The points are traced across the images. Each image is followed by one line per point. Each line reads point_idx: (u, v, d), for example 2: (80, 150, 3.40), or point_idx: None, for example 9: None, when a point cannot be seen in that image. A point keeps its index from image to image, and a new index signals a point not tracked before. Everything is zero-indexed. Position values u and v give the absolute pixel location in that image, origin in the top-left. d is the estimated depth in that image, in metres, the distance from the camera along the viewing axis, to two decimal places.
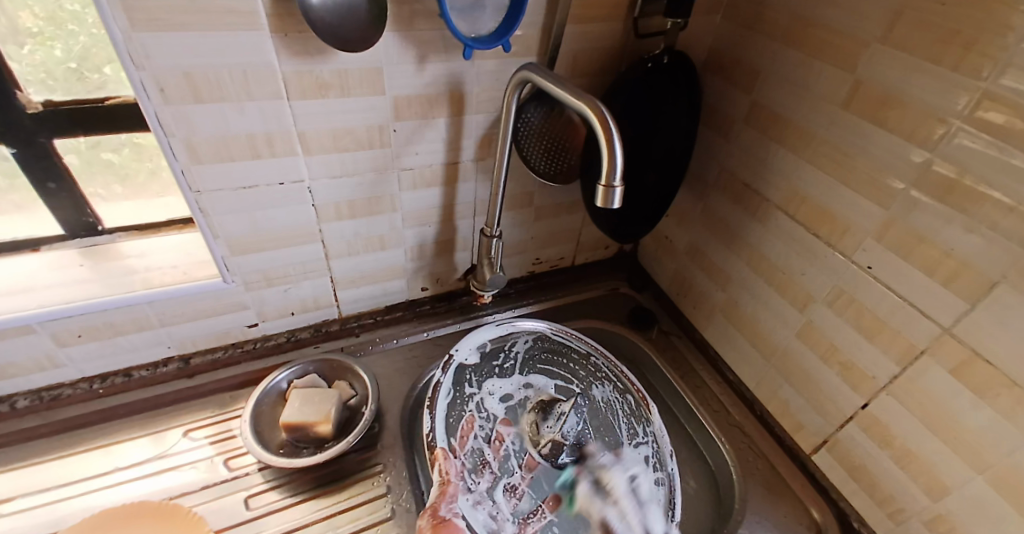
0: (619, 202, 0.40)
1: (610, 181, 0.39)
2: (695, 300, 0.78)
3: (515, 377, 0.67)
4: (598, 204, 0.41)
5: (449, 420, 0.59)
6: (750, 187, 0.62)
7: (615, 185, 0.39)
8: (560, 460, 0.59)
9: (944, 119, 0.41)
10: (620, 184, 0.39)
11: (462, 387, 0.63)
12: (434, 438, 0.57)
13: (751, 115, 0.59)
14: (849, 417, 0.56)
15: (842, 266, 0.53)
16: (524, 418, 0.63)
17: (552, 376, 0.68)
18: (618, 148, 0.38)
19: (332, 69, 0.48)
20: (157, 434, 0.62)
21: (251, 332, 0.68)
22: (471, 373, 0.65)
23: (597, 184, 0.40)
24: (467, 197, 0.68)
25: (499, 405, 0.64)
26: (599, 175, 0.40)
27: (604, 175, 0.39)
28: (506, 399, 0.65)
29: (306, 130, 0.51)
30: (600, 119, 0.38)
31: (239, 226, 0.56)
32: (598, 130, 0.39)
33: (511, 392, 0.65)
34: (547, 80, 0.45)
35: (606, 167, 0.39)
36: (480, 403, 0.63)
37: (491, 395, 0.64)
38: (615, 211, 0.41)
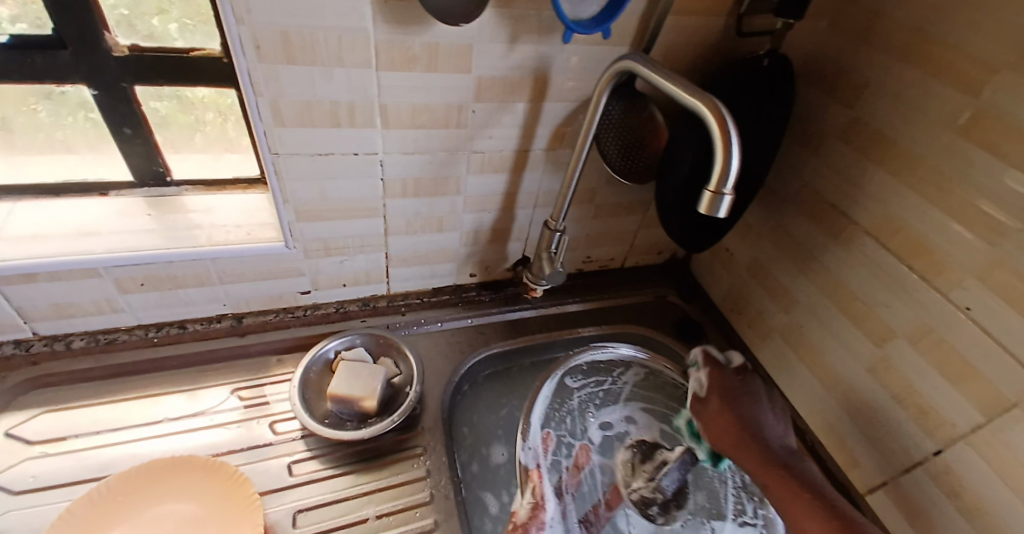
0: (726, 211, 0.36)
1: (719, 187, 0.36)
2: (751, 318, 0.75)
3: (622, 408, 0.70)
4: (700, 210, 0.38)
5: (542, 422, 0.66)
6: (836, 207, 0.58)
7: (724, 193, 0.36)
8: (650, 510, 0.61)
9: None
10: (729, 191, 0.36)
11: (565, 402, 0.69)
12: (525, 458, 0.60)
13: (848, 131, 0.55)
14: (916, 463, 0.53)
15: (934, 303, 0.49)
16: (620, 454, 0.65)
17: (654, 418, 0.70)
18: (736, 151, 0.35)
19: (423, 42, 0.46)
20: (205, 390, 0.63)
21: (302, 299, 0.69)
22: (568, 394, 0.70)
23: (704, 188, 0.37)
24: (531, 187, 0.66)
25: (596, 435, 0.67)
26: (708, 179, 0.37)
27: (714, 180, 0.36)
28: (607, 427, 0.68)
29: (388, 103, 0.50)
30: (718, 118, 0.35)
31: (309, 193, 0.55)
32: (715, 132, 0.35)
33: (613, 423, 0.69)
34: (653, 72, 0.43)
35: (719, 171, 0.35)
36: (580, 423, 0.67)
37: (590, 425, 0.67)
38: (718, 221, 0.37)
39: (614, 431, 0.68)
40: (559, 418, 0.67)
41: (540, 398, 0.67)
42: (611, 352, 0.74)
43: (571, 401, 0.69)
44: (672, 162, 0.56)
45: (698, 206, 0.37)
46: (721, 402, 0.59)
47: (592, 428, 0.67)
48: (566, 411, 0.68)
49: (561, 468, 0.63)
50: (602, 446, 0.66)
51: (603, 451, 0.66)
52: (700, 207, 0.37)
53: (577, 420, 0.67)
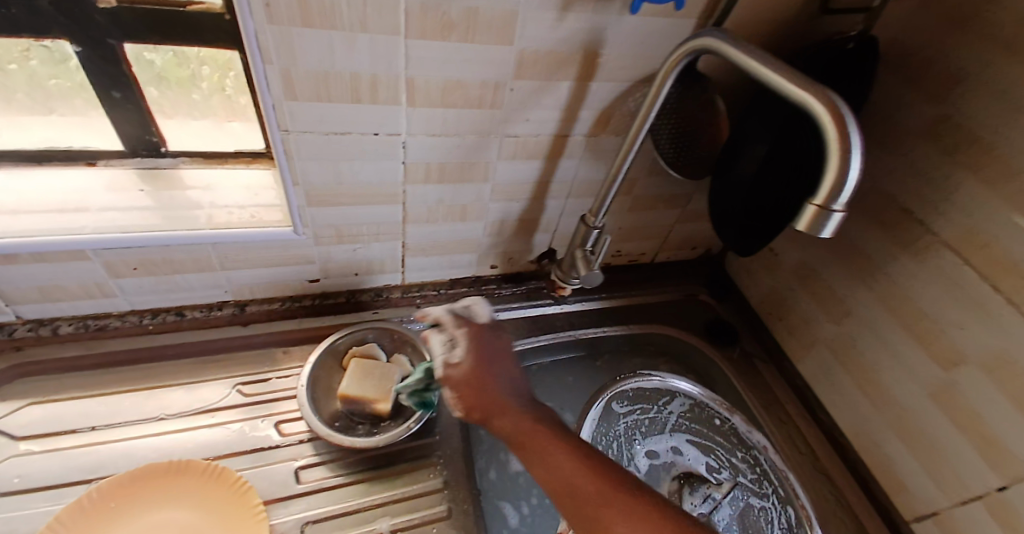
0: (834, 231, 0.30)
1: (827, 202, 0.30)
2: (792, 325, 0.70)
3: (667, 437, 0.63)
4: (798, 227, 0.31)
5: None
6: (911, 214, 0.52)
7: (833, 209, 0.30)
8: None
9: None
10: (839, 209, 0.30)
11: (610, 426, 0.62)
12: None
13: (936, 129, 0.49)
14: (974, 496, 0.49)
15: (1019, 330, 0.44)
16: (665, 484, 0.59)
17: (701, 450, 0.63)
18: (858, 162, 0.28)
19: (462, 7, 0.39)
20: (207, 384, 0.59)
21: (310, 287, 0.63)
22: (614, 421, 0.62)
23: (806, 202, 0.30)
24: (565, 175, 0.60)
25: (643, 462, 0.61)
26: (813, 192, 0.30)
27: (822, 193, 0.29)
28: (652, 455, 0.61)
29: (417, 76, 0.43)
30: (835, 117, 0.28)
31: (322, 175, 0.49)
32: (829, 134, 0.28)
33: (658, 451, 0.62)
34: (735, 50, 0.35)
35: (830, 184, 0.29)
36: (627, 448, 0.61)
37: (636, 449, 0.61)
38: (820, 240, 0.31)
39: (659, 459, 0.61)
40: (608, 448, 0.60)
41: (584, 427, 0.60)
42: (660, 381, 0.65)
43: (617, 429, 0.62)
44: (737, 158, 0.49)
45: (796, 223, 0.31)
46: (472, 359, 0.48)
47: (639, 458, 0.60)
48: (613, 437, 0.61)
49: None
50: (649, 477, 0.59)
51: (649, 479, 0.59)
52: (799, 224, 0.31)
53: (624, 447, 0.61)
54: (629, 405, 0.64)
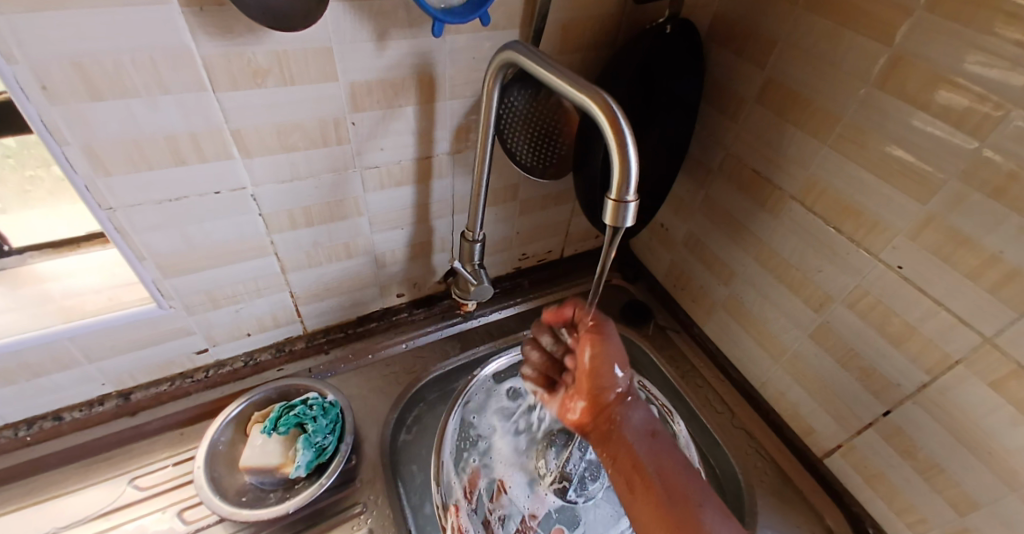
0: (633, 220, 0.33)
1: (621, 194, 0.33)
2: (694, 294, 0.73)
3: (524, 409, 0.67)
4: (607, 221, 0.34)
5: (455, 464, 0.60)
6: (761, 174, 0.56)
7: (628, 199, 0.33)
8: (568, 496, 0.60)
9: (1001, 103, 0.35)
10: (634, 199, 0.33)
11: (473, 423, 0.64)
12: (442, 494, 0.56)
13: (765, 92, 0.52)
14: (867, 425, 0.52)
15: (865, 267, 0.47)
16: (531, 454, 0.64)
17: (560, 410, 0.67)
18: (633, 158, 0.31)
19: (269, 51, 0.38)
20: (101, 484, 0.54)
21: (199, 358, 0.59)
22: (473, 418, 0.64)
23: (606, 197, 0.33)
24: (443, 194, 0.60)
25: (508, 446, 0.64)
26: (608, 187, 0.33)
27: (614, 188, 0.32)
28: (515, 434, 0.65)
29: (242, 126, 0.42)
30: (610, 120, 0.31)
31: (168, 242, 0.46)
32: (609, 135, 0.31)
33: (520, 427, 0.66)
34: (533, 61, 0.37)
35: (617, 179, 0.32)
36: (490, 438, 0.64)
37: (497, 434, 0.65)
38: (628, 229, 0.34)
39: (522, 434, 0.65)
40: (471, 449, 0.62)
41: (449, 430, 0.61)
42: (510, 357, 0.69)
43: (477, 425, 0.64)
44: (584, 160, 0.52)
45: (603, 218, 0.34)
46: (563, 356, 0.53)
47: (504, 444, 0.64)
48: (477, 435, 0.64)
49: (484, 500, 0.59)
50: (517, 455, 0.63)
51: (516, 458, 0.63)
52: (606, 218, 0.34)
53: (484, 439, 0.64)
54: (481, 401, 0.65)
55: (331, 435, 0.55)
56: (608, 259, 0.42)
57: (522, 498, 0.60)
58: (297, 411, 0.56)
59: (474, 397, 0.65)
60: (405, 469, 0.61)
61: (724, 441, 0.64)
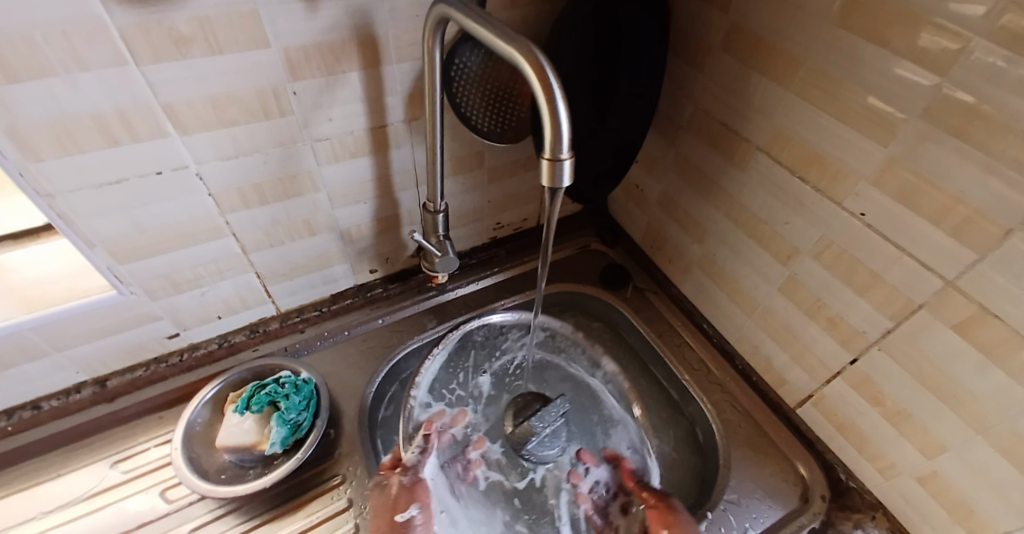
0: (570, 178, 0.33)
1: (556, 152, 0.32)
2: (670, 254, 0.73)
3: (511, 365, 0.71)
4: (545, 181, 0.33)
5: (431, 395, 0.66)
6: (727, 127, 0.54)
7: (563, 157, 0.32)
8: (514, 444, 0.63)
9: (960, 34, 0.33)
10: (569, 156, 0.32)
11: (459, 365, 0.69)
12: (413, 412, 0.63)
13: (728, 40, 0.50)
14: (836, 374, 0.52)
15: (830, 216, 0.46)
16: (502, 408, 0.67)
17: (541, 372, 0.71)
18: (563, 115, 0.30)
19: (188, 18, 0.36)
20: (83, 469, 0.55)
21: (172, 343, 0.60)
22: (461, 361, 0.70)
23: (541, 157, 0.33)
24: (403, 165, 0.58)
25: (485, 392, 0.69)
26: (543, 146, 0.32)
27: (548, 147, 0.31)
28: (496, 385, 0.69)
29: (173, 102, 0.40)
30: (538, 75, 0.29)
31: (117, 228, 0.45)
32: (538, 91, 0.30)
33: (502, 379, 0.70)
34: (466, 16, 0.35)
35: (549, 137, 0.31)
36: (472, 381, 0.69)
37: (478, 381, 0.69)
38: (566, 188, 0.34)
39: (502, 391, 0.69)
40: (453, 388, 0.67)
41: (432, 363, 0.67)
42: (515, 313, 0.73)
43: (462, 368, 0.69)
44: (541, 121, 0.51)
45: (541, 178, 0.33)
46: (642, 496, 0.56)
47: (483, 393, 0.68)
48: (460, 374, 0.69)
49: (448, 436, 0.63)
50: (489, 402, 0.68)
51: (489, 406, 0.67)
52: (543, 178, 0.33)
53: (467, 386, 0.68)
54: (473, 353, 0.71)
55: (305, 411, 0.56)
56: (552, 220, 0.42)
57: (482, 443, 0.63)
58: (268, 390, 0.56)
59: (465, 344, 0.70)
60: (387, 439, 0.62)
61: (702, 397, 0.65)
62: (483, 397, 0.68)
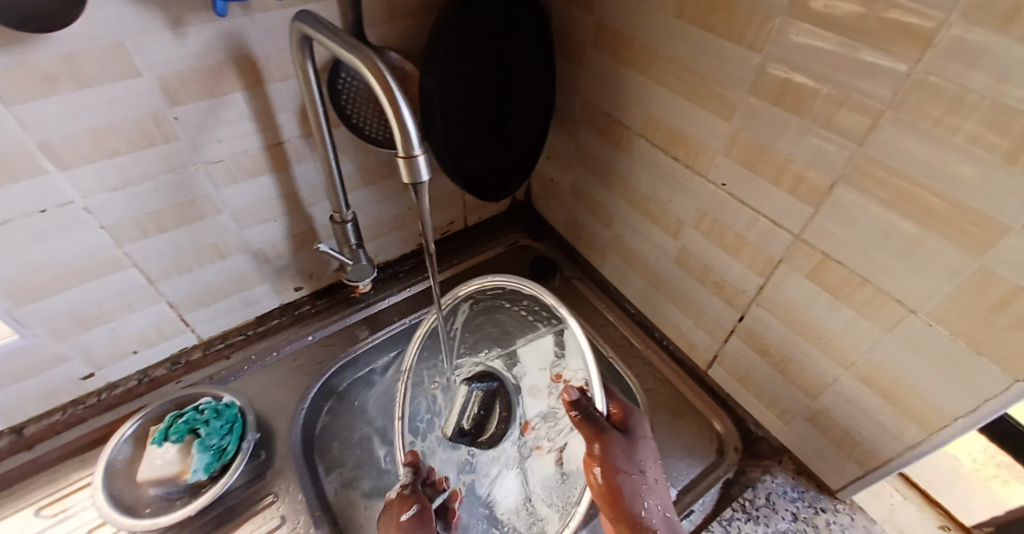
0: (426, 173, 0.38)
1: (410, 151, 0.37)
2: (587, 241, 0.76)
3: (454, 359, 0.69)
4: (406, 178, 0.39)
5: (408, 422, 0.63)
6: (611, 116, 0.58)
7: (417, 154, 0.37)
8: (484, 445, 0.62)
9: (768, 14, 0.37)
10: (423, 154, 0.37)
11: (421, 374, 0.65)
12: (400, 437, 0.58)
13: (599, 36, 0.54)
14: (729, 333, 0.57)
15: (700, 189, 0.51)
16: (460, 407, 0.65)
17: (478, 361, 0.70)
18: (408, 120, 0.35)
19: (55, 54, 0.36)
20: (2, 520, 0.53)
21: (88, 384, 0.58)
22: (420, 372, 0.66)
23: (398, 156, 0.37)
24: (308, 180, 0.59)
25: (443, 395, 0.66)
26: (398, 147, 0.37)
27: (401, 147, 0.36)
28: (448, 386, 0.67)
29: (51, 138, 0.40)
30: (383, 87, 0.35)
31: (9, 271, 0.45)
32: (385, 101, 0.35)
33: (453, 377, 0.67)
34: (322, 34, 0.38)
35: (400, 139, 0.36)
36: (426, 389, 0.66)
37: (435, 387, 0.66)
38: (426, 183, 0.39)
39: (454, 391, 0.66)
40: (417, 401, 0.64)
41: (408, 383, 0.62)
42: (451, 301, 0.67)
43: (421, 378, 0.66)
44: None
45: (402, 175, 0.38)
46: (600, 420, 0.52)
47: (439, 398, 0.66)
48: (422, 384, 0.65)
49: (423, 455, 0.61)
50: (445, 406, 0.65)
51: (449, 411, 0.65)
52: (404, 175, 0.38)
53: (425, 392, 0.65)
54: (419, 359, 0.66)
55: (229, 435, 0.56)
56: (426, 211, 0.48)
57: (452, 452, 0.62)
58: (187, 418, 0.56)
59: (424, 351, 0.66)
60: (325, 446, 0.62)
61: (628, 374, 0.67)
62: (440, 403, 0.66)
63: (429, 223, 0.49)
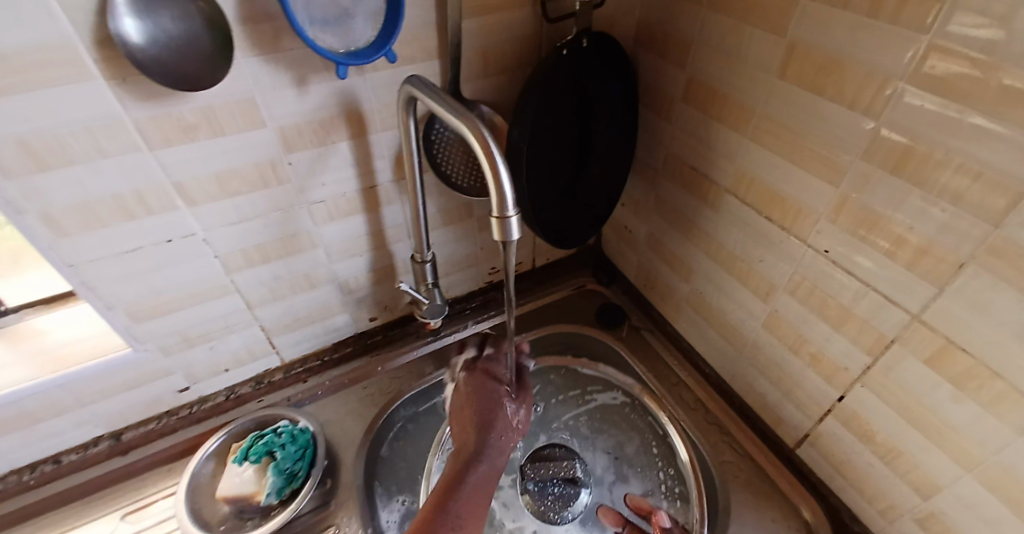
0: (516, 232, 0.38)
1: (502, 211, 0.37)
2: (662, 292, 0.74)
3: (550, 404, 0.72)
4: (497, 236, 0.38)
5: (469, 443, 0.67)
6: (697, 170, 0.57)
7: (509, 214, 0.37)
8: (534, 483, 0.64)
9: (888, 80, 0.35)
10: (515, 213, 0.38)
11: None
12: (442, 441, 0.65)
13: (689, 92, 0.54)
14: (827, 410, 0.52)
15: (798, 253, 0.48)
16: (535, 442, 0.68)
17: (575, 420, 0.71)
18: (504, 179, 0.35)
19: (194, 108, 0.42)
20: (94, 521, 0.58)
21: (184, 396, 0.63)
22: None
23: (491, 215, 0.38)
24: (396, 220, 0.62)
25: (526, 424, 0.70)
26: (492, 206, 0.37)
27: (496, 206, 0.37)
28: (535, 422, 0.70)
29: (182, 180, 0.45)
30: (481, 145, 0.35)
31: (135, 292, 0.50)
32: (482, 158, 0.36)
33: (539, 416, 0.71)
34: (428, 95, 0.40)
35: (495, 198, 0.36)
36: None
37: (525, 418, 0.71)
38: (516, 241, 0.39)
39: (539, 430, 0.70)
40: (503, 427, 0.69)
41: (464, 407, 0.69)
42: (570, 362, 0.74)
43: None
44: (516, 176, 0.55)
45: (493, 234, 0.38)
46: None
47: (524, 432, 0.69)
48: None
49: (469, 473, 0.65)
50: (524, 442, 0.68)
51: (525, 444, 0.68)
52: (495, 233, 0.38)
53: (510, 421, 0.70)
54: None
55: (300, 461, 0.59)
56: (511, 273, 0.47)
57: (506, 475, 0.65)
58: (265, 440, 0.59)
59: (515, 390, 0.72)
60: (393, 466, 0.65)
61: (700, 440, 0.64)
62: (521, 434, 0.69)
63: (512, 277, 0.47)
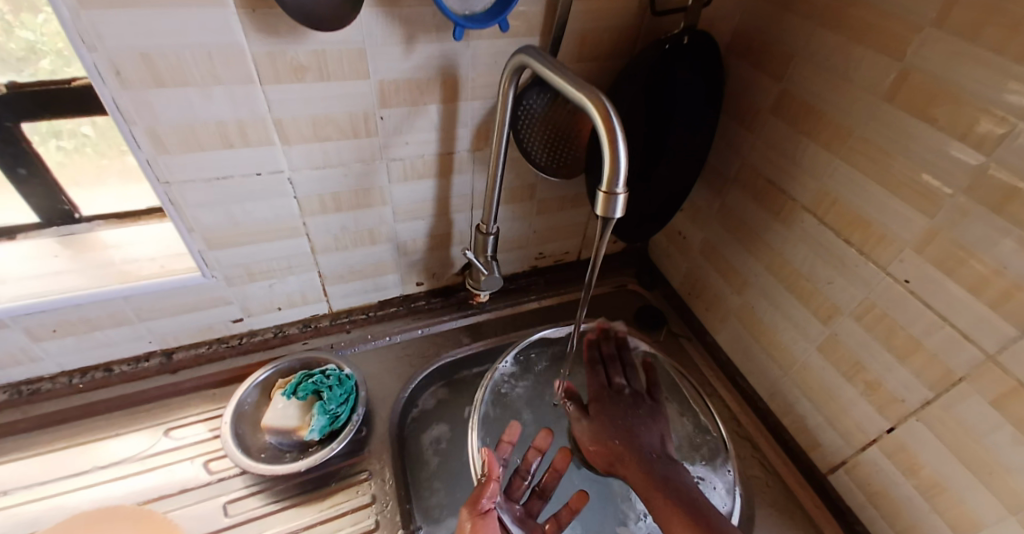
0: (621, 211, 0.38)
1: (611, 187, 0.38)
2: (708, 302, 0.74)
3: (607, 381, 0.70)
4: (599, 211, 0.40)
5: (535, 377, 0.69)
6: (774, 184, 0.57)
7: (617, 192, 0.38)
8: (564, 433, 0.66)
9: (1006, 118, 0.34)
10: (622, 191, 0.38)
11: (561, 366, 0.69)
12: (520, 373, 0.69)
13: (781, 104, 0.54)
14: (872, 441, 0.52)
15: (873, 279, 0.48)
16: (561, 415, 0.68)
17: None
18: (622, 155, 0.36)
19: (308, 49, 0.43)
20: (140, 431, 0.60)
21: (235, 327, 0.65)
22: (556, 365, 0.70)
23: (598, 190, 0.38)
24: (463, 189, 0.63)
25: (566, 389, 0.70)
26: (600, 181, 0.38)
27: (605, 181, 0.37)
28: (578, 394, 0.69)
29: (284, 117, 0.47)
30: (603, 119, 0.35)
31: (216, 219, 0.52)
32: (601, 130, 0.36)
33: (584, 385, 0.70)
34: (543, 64, 0.41)
35: (607, 172, 0.37)
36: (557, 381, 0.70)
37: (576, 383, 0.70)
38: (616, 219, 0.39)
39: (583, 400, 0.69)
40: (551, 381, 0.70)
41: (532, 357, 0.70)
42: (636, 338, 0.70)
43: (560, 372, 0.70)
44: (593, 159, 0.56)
45: (596, 208, 0.39)
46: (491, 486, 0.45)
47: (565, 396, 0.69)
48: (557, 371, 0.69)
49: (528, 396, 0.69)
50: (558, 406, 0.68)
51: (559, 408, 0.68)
52: (598, 208, 0.39)
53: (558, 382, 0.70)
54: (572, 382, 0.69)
55: (344, 405, 0.60)
56: (599, 255, 0.47)
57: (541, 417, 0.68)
58: (315, 380, 0.61)
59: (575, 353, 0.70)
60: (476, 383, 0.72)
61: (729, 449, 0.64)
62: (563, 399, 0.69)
63: (596, 258, 0.48)
